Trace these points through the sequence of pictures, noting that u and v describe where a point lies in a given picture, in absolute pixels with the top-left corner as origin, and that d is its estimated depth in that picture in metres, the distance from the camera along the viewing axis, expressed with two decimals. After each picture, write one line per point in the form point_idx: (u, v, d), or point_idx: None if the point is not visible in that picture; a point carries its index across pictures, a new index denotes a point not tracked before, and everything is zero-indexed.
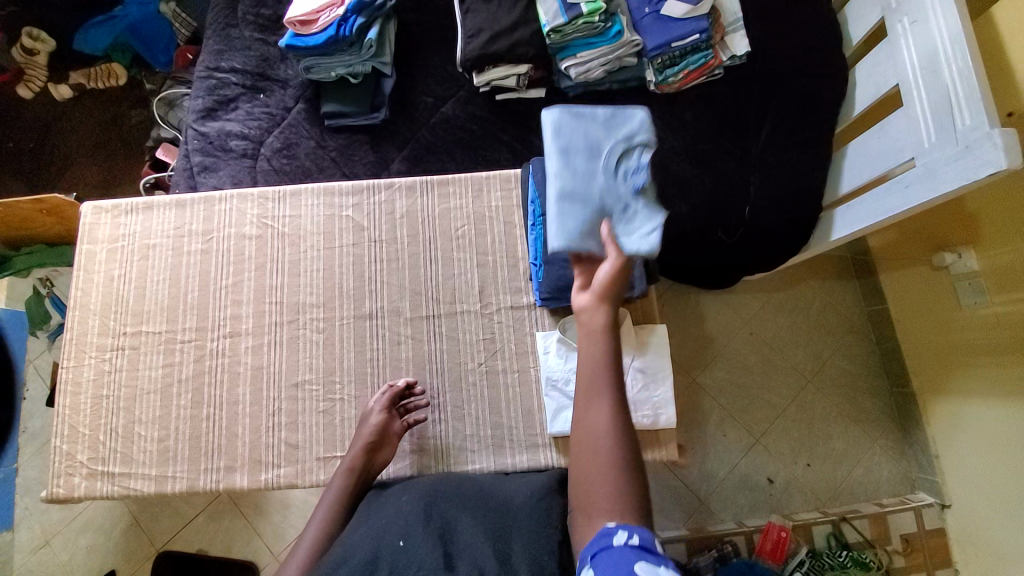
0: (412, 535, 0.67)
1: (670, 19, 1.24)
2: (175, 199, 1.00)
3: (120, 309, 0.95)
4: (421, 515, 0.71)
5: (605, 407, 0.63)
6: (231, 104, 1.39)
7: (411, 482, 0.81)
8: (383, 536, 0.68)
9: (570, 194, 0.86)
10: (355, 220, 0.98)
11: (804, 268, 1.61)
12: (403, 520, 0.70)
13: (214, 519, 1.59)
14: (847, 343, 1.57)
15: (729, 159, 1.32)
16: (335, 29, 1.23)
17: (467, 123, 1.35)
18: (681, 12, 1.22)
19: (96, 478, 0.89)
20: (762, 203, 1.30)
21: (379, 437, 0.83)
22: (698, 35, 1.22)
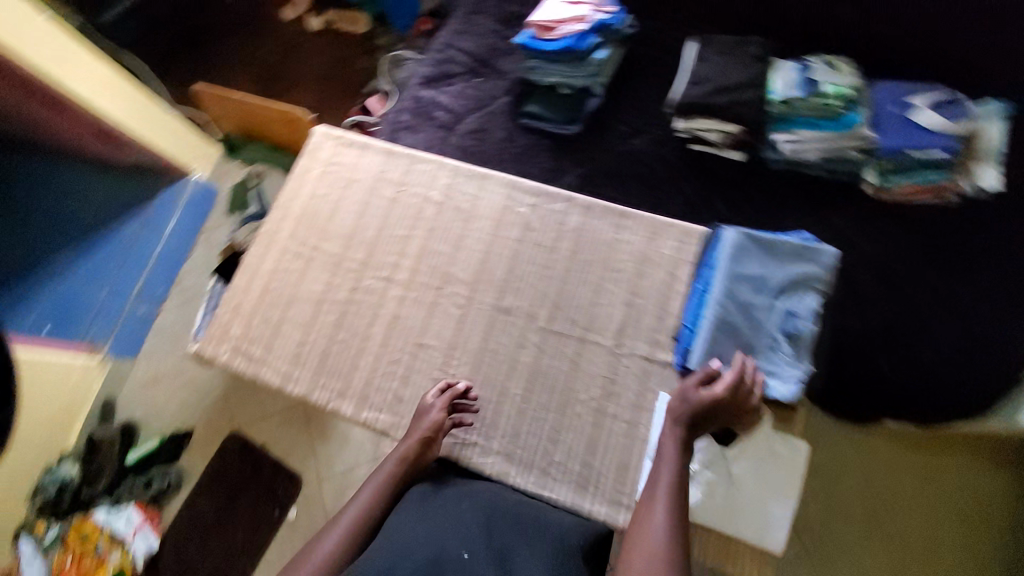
0: (475, 548, 0.68)
1: (914, 128, 1.21)
2: (388, 148, 1.12)
3: (310, 223, 1.09)
4: (484, 528, 0.72)
5: (659, 518, 0.69)
6: (449, 79, 1.53)
7: (474, 491, 0.82)
8: (445, 545, 0.68)
9: (724, 321, 0.81)
10: (526, 219, 1.02)
11: (960, 441, 1.36)
12: (464, 529, 0.71)
13: (283, 425, 1.78)
14: (982, 544, 1.30)
15: (926, 293, 1.18)
16: (571, 41, 1.33)
17: (652, 162, 1.35)
18: (928, 125, 1.19)
19: (239, 354, 1.02)
20: (944, 355, 1.14)
21: (434, 434, 0.86)
22: (941, 152, 1.18)
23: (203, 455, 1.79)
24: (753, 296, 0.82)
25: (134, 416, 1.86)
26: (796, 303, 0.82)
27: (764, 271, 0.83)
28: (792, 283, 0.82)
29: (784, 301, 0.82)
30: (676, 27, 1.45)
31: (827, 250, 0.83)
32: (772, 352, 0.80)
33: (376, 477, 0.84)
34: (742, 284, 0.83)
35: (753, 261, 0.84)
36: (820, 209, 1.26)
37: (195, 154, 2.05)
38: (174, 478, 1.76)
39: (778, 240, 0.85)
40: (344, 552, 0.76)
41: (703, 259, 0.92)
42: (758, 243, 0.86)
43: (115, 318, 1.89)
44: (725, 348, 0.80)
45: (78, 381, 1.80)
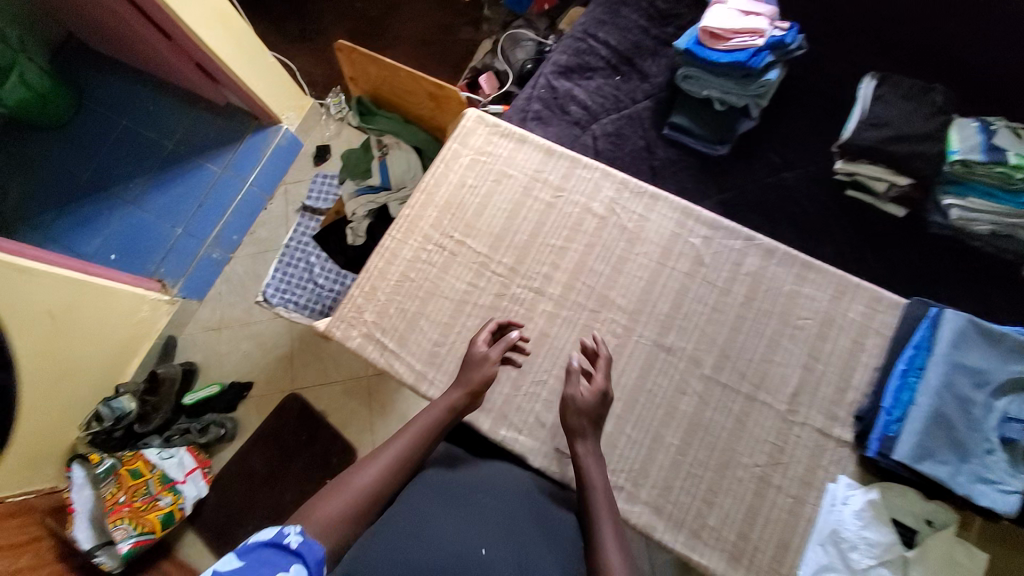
0: (496, 547, 0.63)
1: None
2: (548, 145, 1.03)
3: (455, 214, 1.01)
4: (501, 528, 0.67)
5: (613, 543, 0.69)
6: (588, 72, 1.42)
7: (500, 488, 0.77)
8: (458, 535, 0.64)
9: (937, 414, 0.77)
10: (698, 252, 0.93)
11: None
12: (487, 525, 0.67)
13: (348, 395, 1.75)
14: None
15: None
16: (746, 56, 1.20)
17: (803, 202, 1.25)
18: None
19: (370, 342, 0.96)
20: None
21: (483, 385, 0.84)
22: None
23: (260, 408, 1.78)
24: (970, 390, 0.78)
25: (195, 359, 1.84)
26: (1016, 405, 0.77)
27: (984, 364, 0.79)
28: (1015, 381, 0.77)
29: (1004, 402, 0.77)
30: (850, 56, 1.32)
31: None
32: (984, 456, 0.75)
33: (414, 426, 0.79)
34: (960, 374, 0.78)
35: (973, 351, 0.79)
36: (984, 287, 1.13)
37: (289, 105, 1.92)
38: (230, 423, 1.74)
39: (1006, 331, 0.79)
40: (376, 498, 0.71)
41: (905, 335, 0.86)
42: (980, 333, 0.80)
43: (188, 258, 1.84)
44: (933, 443, 0.76)
45: (145, 317, 1.73)
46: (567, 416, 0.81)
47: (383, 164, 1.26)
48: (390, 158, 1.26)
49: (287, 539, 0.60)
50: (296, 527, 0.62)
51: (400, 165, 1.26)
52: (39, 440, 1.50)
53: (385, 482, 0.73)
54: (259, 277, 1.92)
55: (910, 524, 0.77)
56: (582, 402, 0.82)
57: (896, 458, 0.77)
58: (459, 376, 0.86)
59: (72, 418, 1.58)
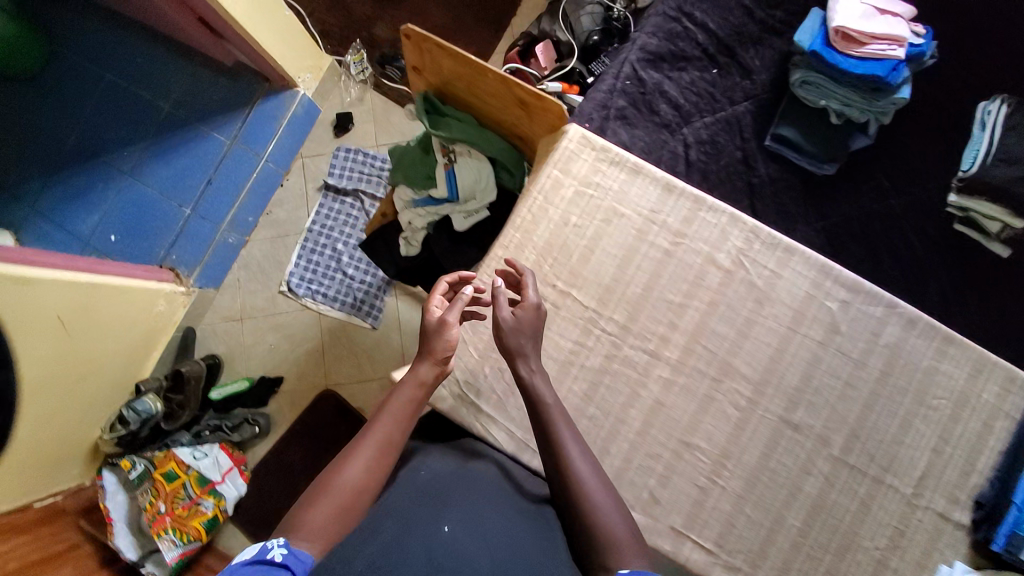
0: (457, 523, 0.62)
1: None
2: (667, 179, 0.88)
3: (558, 259, 0.87)
4: (459, 507, 0.66)
5: (583, 462, 0.70)
6: (681, 61, 1.22)
7: (462, 475, 0.75)
8: (420, 524, 0.62)
9: None
10: (835, 317, 0.84)
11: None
12: (453, 509, 0.65)
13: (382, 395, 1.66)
14: None
15: None
16: (885, 70, 1.03)
17: (911, 235, 1.13)
18: None
19: (464, 404, 0.85)
20: None
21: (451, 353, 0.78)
22: None
23: (291, 405, 1.68)
24: None
25: (216, 351, 1.71)
26: None
27: None
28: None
29: None
30: (979, 65, 1.16)
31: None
32: None
33: (391, 410, 0.75)
34: None
35: None
36: None
37: (305, 64, 1.65)
38: (263, 420, 1.64)
39: None
40: (364, 490, 0.69)
41: None
42: None
43: (202, 243, 1.64)
44: None
45: (162, 311, 1.56)
46: (505, 341, 0.75)
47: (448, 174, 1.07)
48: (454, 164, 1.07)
49: (271, 554, 0.60)
50: (281, 539, 0.63)
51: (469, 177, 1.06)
52: (60, 447, 1.39)
53: (371, 472, 0.71)
54: (280, 264, 1.75)
55: None
56: (514, 322, 0.76)
57: None
58: (423, 346, 0.78)
59: (91, 421, 1.46)
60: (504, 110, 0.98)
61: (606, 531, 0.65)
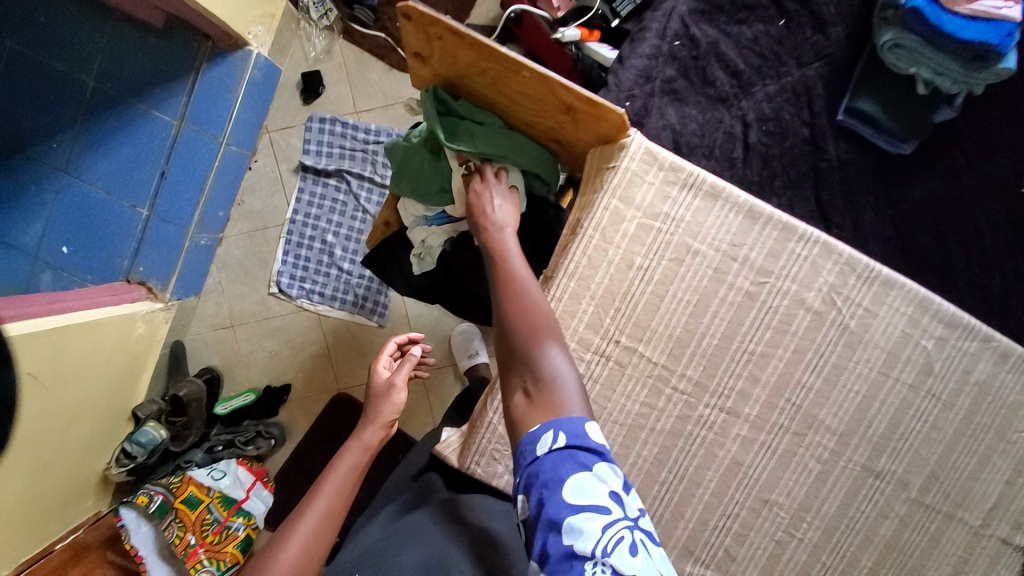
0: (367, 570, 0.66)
1: None
2: (751, 204, 0.72)
3: (622, 310, 0.74)
4: (376, 551, 0.69)
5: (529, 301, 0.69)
6: (741, 12, 0.97)
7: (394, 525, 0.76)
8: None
9: None
10: (929, 358, 0.75)
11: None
12: (372, 553, 0.69)
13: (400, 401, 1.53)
14: None
15: None
16: (999, 37, 0.82)
17: (990, 223, 1.01)
18: None
19: (522, 478, 0.78)
20: None
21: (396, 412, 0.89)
22: None
23: (305, 411, 1.60)
24: None
25: (212, 362, 1.58)
26: None
27: None
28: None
29: None
30: None
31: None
32: None
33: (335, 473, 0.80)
34: None
35: None
36: None
37: (255, 15, 1.31)
38: (276, 430, 1.56)
39: None
40: (307, 566, 0.71)
41: None
42: None
43: (172, 249, 1.42)
44: None
45: (144, 333, 1.39)
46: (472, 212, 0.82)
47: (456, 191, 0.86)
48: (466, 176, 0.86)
49: None
50: None
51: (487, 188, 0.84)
52: (66, 491, 1.29)
53: (311, 550, 0.73)
54: (264, 262, 1.54)
55: None
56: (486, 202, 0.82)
57: None
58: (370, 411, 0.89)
59: (92, 458, 1.35)
60: (543, 115, 0.77)
61: (550, 373, 0.61)
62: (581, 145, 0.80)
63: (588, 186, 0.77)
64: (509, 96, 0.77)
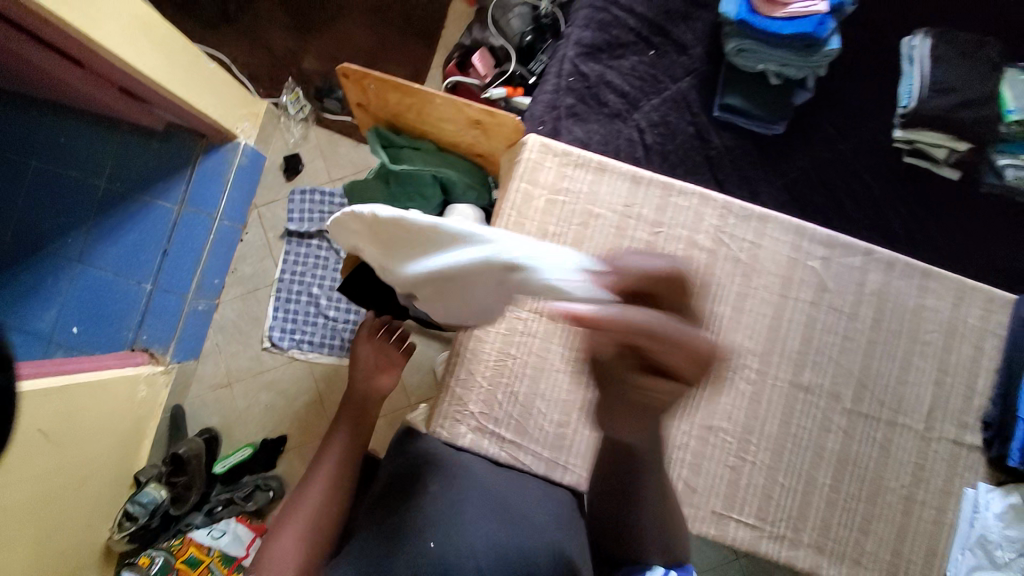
0: (442, 537, 0.64)
1: None
2: (633, 171, 0.90)
3: None
4: (446, 514, 0.67)
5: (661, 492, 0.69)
6: (619, 50, 1.23)
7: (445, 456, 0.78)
8: (407, 535, 0.65)
9: None
10: (819, 276, 0.86)
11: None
12: (437, 513, 0.67)
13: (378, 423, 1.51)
14: None
15: None
16: (813, 26, 1.05)
17: (864, 177, 1.18)
18: None
19: (484, 435, 0.86)
20: None
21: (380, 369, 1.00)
22: None
23: (304, 460, 1.64)
24: None
25: (211, 422, 1.66)
26: None
27: None
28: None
29: None
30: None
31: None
32: None
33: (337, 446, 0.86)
34: None
35: None
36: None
37: (240, 113, 1.59)
38: (274, 481, 1.59)
39: None
40: (324, 522, 0.77)
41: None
42: None
43: (172, 316, 1.58)
44: None
45: (146, 397, 1.51)
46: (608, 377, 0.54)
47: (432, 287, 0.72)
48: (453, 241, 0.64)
49: None
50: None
51: (464, 288, 0.64)
52: (69, 561, 1.31)
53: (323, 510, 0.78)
54: (257, 321, 1.69)
55: None
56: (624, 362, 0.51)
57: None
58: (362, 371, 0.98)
59: (96, 526, 1.39)
60: (462, 134, 0.98)
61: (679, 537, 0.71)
62: (497, 154, 1.00)
63: (506, 180, 0.95)
64: (433, 125, 0.98)
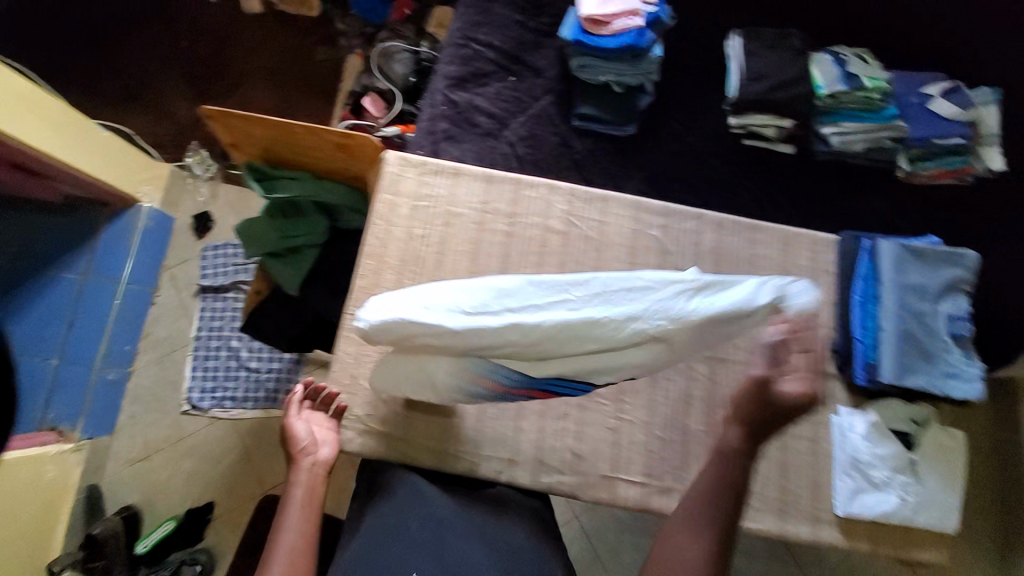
0: (425, 568, 0.73)
1: (936, 117, 1.28)
2: (485, 172, 0.99)
3: (417, 271, 0.94)
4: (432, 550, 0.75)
5: (693, 551, 0.72)
6: (483, 79, 1.37)
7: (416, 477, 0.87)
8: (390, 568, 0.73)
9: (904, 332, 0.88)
10: (661, 241, 0.96)
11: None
12: (417, 545, 0.76)
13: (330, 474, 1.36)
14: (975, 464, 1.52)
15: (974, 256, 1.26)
16: (632, 38, 1.24)
17: (713, 160, 1.33)
18: (948, 114, 1.27)
19: (372, 436, 0.88)
20: (1001, 311, 1.23)
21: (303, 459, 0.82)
22: (960, 139, 1.27)
23: (234, 525, 1.55)
24: (918, 304, 0.90)
25: (131, 500, 1.56)
26: (952, 305, 0.90)
27: (921, 280, 0.90)
28: (946, 287, 0.90)
29: (944, 307, 0.90)
30: (709, 13, 1.40)
31: (968, 255, 0.91)
32: (944, 357, 0.89)
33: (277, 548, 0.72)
34: (911, 295, 0.89)
35: (911, 270, 0.91)
36: (864, 194, 1.31)
37: (142, 177, 1.64)
38: (203, 555, 1.50)
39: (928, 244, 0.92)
40: None
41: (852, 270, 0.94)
42: (908, 252, 0.93)
43: (79, 390, 1.51)
44: (911, 361, 0.87)
45: (54, 477, 1.42)
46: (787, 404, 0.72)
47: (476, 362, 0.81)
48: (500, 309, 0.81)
49: None
50: None
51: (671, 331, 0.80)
52: None
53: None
54: (175, 385, 1.64)
55: (902, 427, 0.87)
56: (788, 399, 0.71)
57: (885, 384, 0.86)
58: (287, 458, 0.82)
59: None
60: (332, 159, 1.07)
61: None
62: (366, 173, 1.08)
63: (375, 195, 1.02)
64: (306, 154, 1.08)
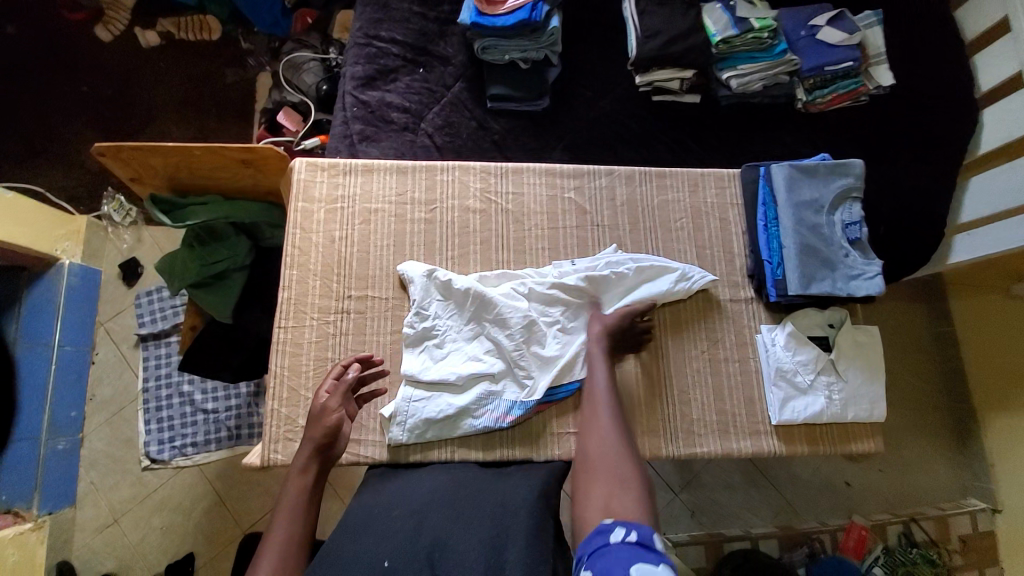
0: (397, 554, 0.66)
1: (824, 45, 1.31)
2: (396, 164, 0.99)
3: (342, 272, 0.94)
4: (411, 539, 0.68)
5: (607, 422, 0.80)
6: (390, 74, 1.35)
7: (410, 482, 0.82)
8: (363, 551, 0.67)
9: (805, 245, 0.95)
10: (577, 203, 1.01)
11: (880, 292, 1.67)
12: (395, 533, 0.69)
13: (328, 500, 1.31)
14: (918, 360, 1.63)
15: (878, 171, 1.35)
16: (526, 13, 1.24)
17: (626, 121, 1.37)
18: (836, 40, 1.31)
19: None
20: (906, 219, 1.32)
21: (331, 437, 0.82)
22: (851, 63, 1.30)
23: (219, 568, 1.51)
24: (815, 218, 0.97)
25: (107, 567, 1.50)
26: (847, 213, 0.98)
27: (815, 195, 0.98)
28: (839, 196, 0.98)
29: (839, 215, 0.98)
30: None
31: (855, 162, 0.99)
32: (846, 261, 0.96)
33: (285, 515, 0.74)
34: (806, 211, 0.97)
35: (804, 188, 0.98)
36: (771, 131, 1.38)
37: (60, 233, 1.54)
38: None
39: (817, 161, 1.00)
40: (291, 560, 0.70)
41: (753, 199, 1.03)
42: (801, 172, 1.00)
43: (28, 467, 1.43)
44: (814, 271, 0.94)
45: (17, 562, 1.35)
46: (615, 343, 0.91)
47: (446, 361, 0.89)
48: (462, 320, 0.92)
49: None
50: None
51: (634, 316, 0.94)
52: None
53: (293, 549, 0.71)
54: (134, 439, 1.58)
55: (820, 333, 0.97)
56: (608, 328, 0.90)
57: (792, 295, 0.94)
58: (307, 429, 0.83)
59: None
60: (240, 174, 1.05)
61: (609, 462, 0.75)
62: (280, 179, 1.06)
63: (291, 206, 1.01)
64: (213, 175, 1.05)
